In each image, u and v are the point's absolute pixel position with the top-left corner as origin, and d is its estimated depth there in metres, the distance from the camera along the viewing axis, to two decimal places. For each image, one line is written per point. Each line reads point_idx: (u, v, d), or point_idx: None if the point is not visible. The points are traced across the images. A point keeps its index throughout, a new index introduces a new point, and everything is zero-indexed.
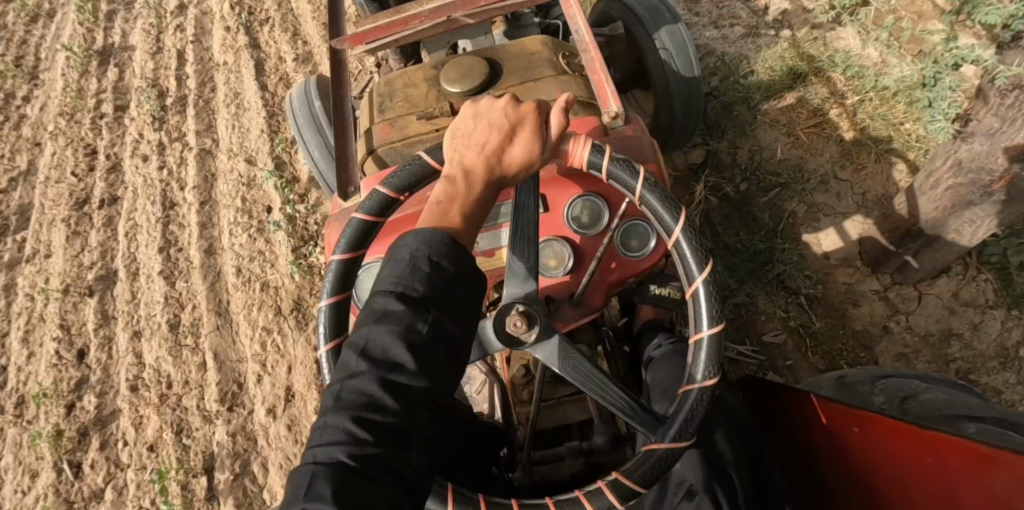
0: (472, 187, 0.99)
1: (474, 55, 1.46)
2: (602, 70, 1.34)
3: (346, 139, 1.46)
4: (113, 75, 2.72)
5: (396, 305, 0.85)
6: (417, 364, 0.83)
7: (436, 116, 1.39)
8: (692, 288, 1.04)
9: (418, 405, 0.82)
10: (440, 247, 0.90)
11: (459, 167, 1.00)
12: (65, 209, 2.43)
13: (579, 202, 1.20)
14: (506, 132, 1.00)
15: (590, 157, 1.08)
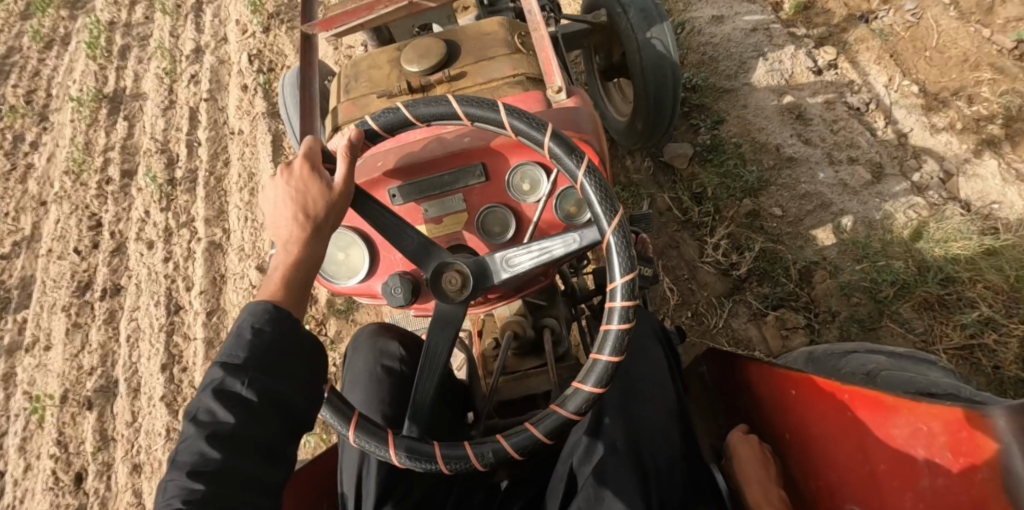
0: (291, 251, 1.06)
1: (432, 37, 1.53)
2: (550, 47, 1.38)
3: (313, 117, 1.49)
4: (123, 130, 2.79)
5: (218, 372, 0.92)
6: (241, 419, 0.89)
7: (394, 94, 1.47)
8: (606, 239, 1.08)
9: (250, 446, 0.89)
10: (263, 313, 0.98)
11: (277, 239, 1.08)
12: (66, 294, 2.49)
13: (518, 170, 1.25)
14: (299, 194, 1.07)
15: (504, 120, 1.11)
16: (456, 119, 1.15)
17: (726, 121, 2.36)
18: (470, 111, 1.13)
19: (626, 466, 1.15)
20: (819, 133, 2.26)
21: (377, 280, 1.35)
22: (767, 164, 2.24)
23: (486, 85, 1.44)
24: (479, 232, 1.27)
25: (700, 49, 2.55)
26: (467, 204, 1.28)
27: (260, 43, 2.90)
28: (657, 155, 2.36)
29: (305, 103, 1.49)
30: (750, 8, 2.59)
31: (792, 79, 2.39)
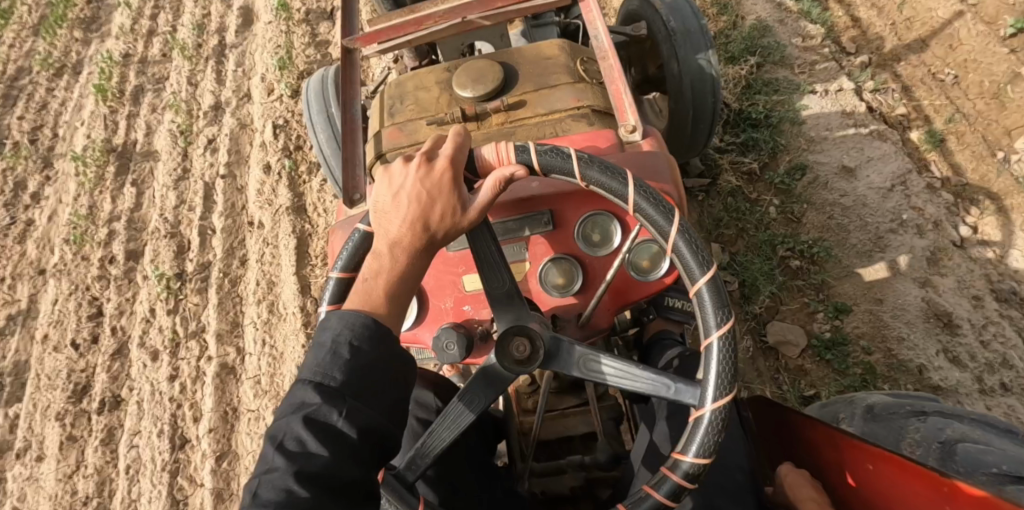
0: (397, 258, 0.95)
1: (487, 58, 1.41)
2: (621, 79, 1.29)
3: (355, 142, 1.37)
4: (131, 197, 2.52)
5: (312, 395, 0.83)
6: (335, 453, 0.80)
7: (446, 121, 1.34)
8: (698, 412, 0.96)
9: (340, 486, 0.79)
10: (365, 330, 0.88)
11: (382, 239, 0.96)
12: (61, 398, 2.16)
13: (590, 219, 1.13)
14: (423, 201, 0.95)
15: (672, 234, 0.96)
16: (621, 196, 0.98)
17: (853, 310, 1.92)
18: (641, 203, 0.97)
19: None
20: (969, 349, 1.81)
21: (425, 330, 1.22)
22: (906, 388, 1.79)
23: (548, 117, 1.33)
24: (542, 283, 1.15)
25: (824, 207, 2.08)
26: (530, 253, 1.17)
27: (287, 109, 2.62)
28: (759, 332, 1.94)
29: (348, 126, 1.40)
30: (884, 148, 2.14)
31: (934, 259, 1.96)
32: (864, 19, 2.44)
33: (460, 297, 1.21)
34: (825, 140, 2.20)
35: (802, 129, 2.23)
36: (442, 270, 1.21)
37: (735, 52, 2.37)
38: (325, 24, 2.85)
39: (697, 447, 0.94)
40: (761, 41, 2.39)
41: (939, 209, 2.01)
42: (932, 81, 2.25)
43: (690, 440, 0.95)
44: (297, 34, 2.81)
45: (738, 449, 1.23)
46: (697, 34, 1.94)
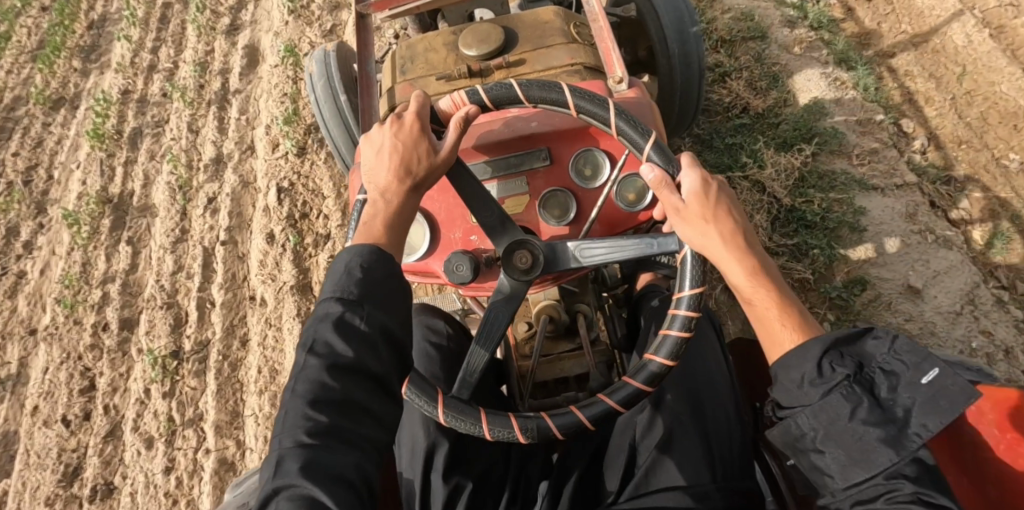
0: (388, 201, 1.09)
1: (490, 23, 1.57)
2: (610, 38, 1.44)
3: (371, 97, 1.54)
4: (125, 254, 2.39)
5: (335, 306, 0.95)
6: (359, 352, 0.92)
7: (454, 77, 1.49)
8: (681, 255, 1.12)
9: (365, 378, 0.92)
10: (372, 254, 1.01)
11: (374, 190, 1.10)
12: (49, 482, 2.04)
13: (582, 155, 1.30)
14: (402, 149, 1.10)
15: (612, 121, 1.15)
16: (603, 120, 1.15)
17: None
18: (620, 124, 1.14)
19: (689, 437, 1.17)
20: None
21: (436, 260, 1.37)
22: None
23: (545, 72, 1.48)
24: (539, 213, 1.30)
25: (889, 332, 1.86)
26: (530, 187, 1.32)
27: (292, 169, 2.43)
28: None
29: (363, 81, 1.55)
30: (950, 259, 1.94)
31: None
32: (919, 90, 2.25)
33: (467, 229, 1.36)
34: (888, 252, 1.98)
35: (863, 237, 2.00)
36: (453, 204, 1.36)
37: (790, 139, 2.14)
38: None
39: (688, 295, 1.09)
40: (819, 126, 2.17)
41: (1010, 332, 1.82)
42: (996, 169, 2.06)
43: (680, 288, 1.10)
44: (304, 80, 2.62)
45: (714, 367, 1.28)
46: (682, 10, 2.05)
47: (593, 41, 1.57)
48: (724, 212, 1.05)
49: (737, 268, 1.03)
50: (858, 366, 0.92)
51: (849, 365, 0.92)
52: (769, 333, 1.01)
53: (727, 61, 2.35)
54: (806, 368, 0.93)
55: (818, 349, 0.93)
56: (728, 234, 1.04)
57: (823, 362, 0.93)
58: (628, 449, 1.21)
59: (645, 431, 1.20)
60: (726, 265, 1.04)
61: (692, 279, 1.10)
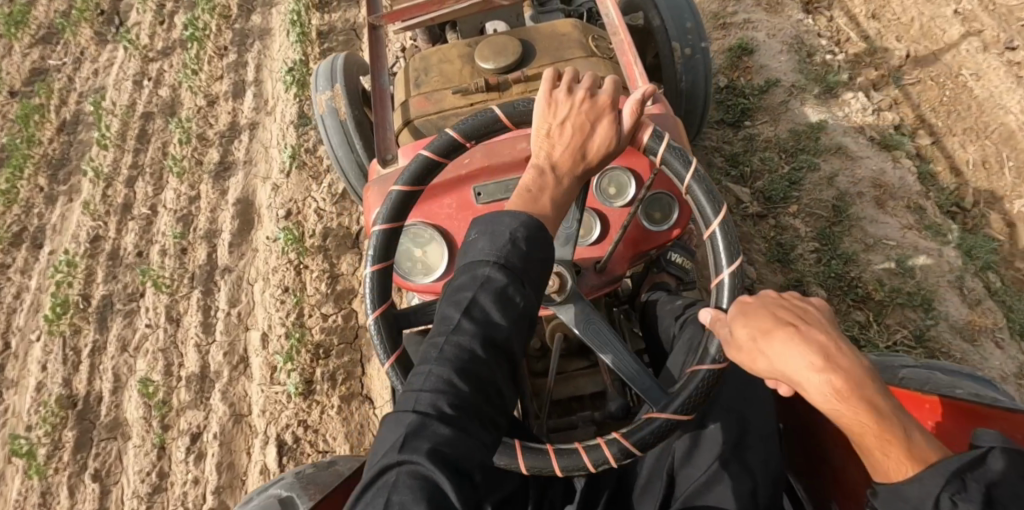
0: (557, 180, 1.00)
1: (507, 35, 1.53)
2: (631, 52, 1.40)
3: (385, 109, 1.48)
4: (94, 490, 1.99)
5: (497, 274, 0.90)
6: (512, 328, 0.89)
7: (470, 91, 1.45)
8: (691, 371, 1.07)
9: (511, 356, 0.89)
10: (535, 231, 0.93)
11: (545, 160, 1.01)
12: None
13: (606, 174, 1.27)
14: (586, 128, 1.01)
15: (713, 224, 1.06)
16: (680, 176, 1.08)
17: None
18: (695, 187, 1.07)
19: (731, 474, 1.09)
20: None
21: None
22: None
23: None
24: None
25: None
26: None
27: (296, 413, 2.01)
28: None
29: (377, 95, 1.51)
30: None
31: None
32: None
33: None
34: None
35: None
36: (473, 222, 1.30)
37: None
38: (348, 257, 2.27)
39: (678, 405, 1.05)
40: None
41: None
42: None
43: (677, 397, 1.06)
44: (310, 272, 2.24)
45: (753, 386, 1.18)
46: (686, 12, 2.05)
47: (611, 53, 1.53)
48: (794, 322, 0.89)
49: (825, 384, 0.84)
50: (987, 499, 0.77)
51: (973, 498, 0.78)
52: (882, 464, 0.85)
53: (877, 337, 1.87)
54: (925, 502, 0.81)
55: (937, 483, 0.80)
56: (801, 356, 0.85)
57: (941, 497, 0.79)
58: (668, 476, 1.15)
59: (684, 461, 1.13)
60: (808, 392, 0.85)
61: (716, 353, 1.06)
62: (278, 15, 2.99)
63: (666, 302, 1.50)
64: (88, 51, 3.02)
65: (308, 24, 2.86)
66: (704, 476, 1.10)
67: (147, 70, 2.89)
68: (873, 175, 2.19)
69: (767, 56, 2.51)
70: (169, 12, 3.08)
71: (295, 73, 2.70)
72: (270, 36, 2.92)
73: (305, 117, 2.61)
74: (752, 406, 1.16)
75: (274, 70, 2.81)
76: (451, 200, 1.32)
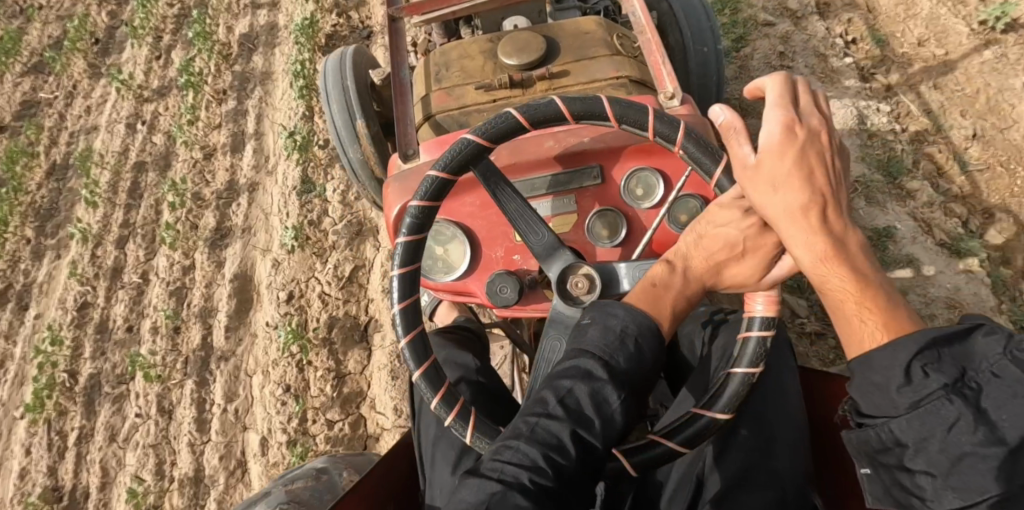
0: (683, 283, 1.04)
1: (531, 31, 1.50)
2: (659, 51, 1.39)
3: (406, 104, 1.46)
4: None
5: (600, 369, 0.92)
6: (606, 429, 0.90)
7: (493, 87, 1.43)
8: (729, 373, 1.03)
9: (599, 454, 0.90)
10: (649, 334, 0.97)
11: (680, 258, 1.06)
12: None
13: (635, 174, 1.24)
14: (736, 250, 1.00)
15: None
16: (707, 169, 1.06)
17: None
18: (724, 182, 1.05)
19: (761, 480, 1.07)
20: None
21: (476, 280, 1.28)
22: None
23: (589, 85, 1.43)
24: (589, 235, 1.24)
25: None
26: (579, 205, 1.26)
27: None
28: None
29: (397, 89, 1.50)
30: None
31: None
32: None
33: (510, 247, 1.27)
34: None
35: None
36: (496, 221, 1.27)
37: None
38: (355, 355, 2.04)
39: (724, 402, 1.01)
40: None
41: None
42: None
43: (719, 395, 1.02)
44: (313, 370, 2.01)
45: (785, 389, 1.17)
46: (699, 12, 2.03)
47: (637, 53, 1.51)
48: (814, 164, 0.88)
49: (810, 250, 0.88)
50: (959, 374, 0.78)
51: (948, 370, 0.79)
52: (852, 327, 0.88)
53: None
54: (895, 371, 0.82)
55: (911, 350, 0.81)
56: (804, 206, 0.88)
57: (913, 366, 0.80)
58: (696, 481, 1.11)
59: (715, 465, 1.11)
60: (797, 244, 0.89)
61: (751, 359, 1.02)
62: (281, 55, 2.73)
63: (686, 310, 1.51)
64: (80, 84, 2.87)
65: (312, 72, 2.59)
66: (729, 478, 1.08)
67: (142, 112, 2.71)
68: (947, 293, 1.81)
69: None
70: (166, 46, 2.88)
71: (297, 135, 2.45)
72: (273, 81, 2.67)
73: (309, 183, 2.36)
74: (784, 409, 1.15)
75: (276, 121, 2.57)
76: (475, 198, 1.29)
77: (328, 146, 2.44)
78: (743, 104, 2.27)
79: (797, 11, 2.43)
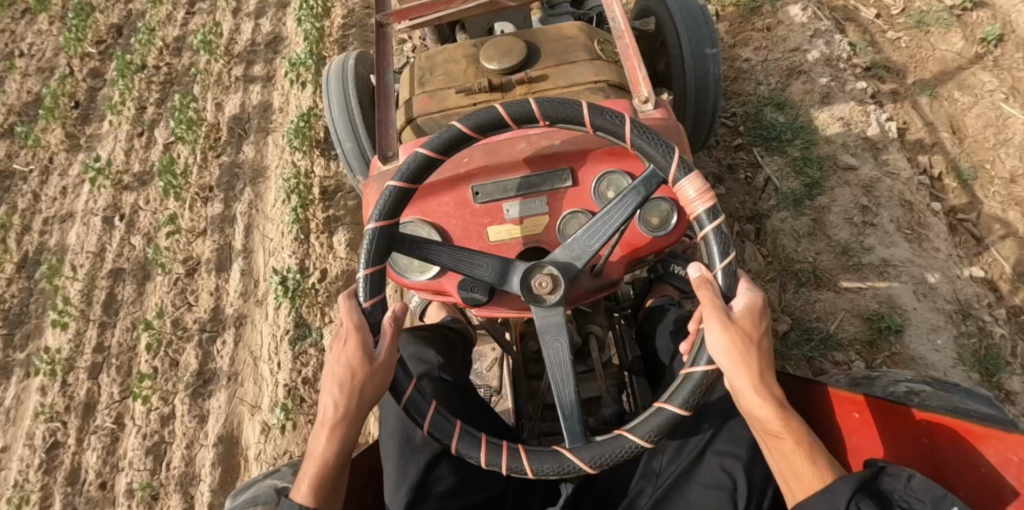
0: (324, 438, 1.11)
1: (512, 36, 1.53)
2: (636, 56, 1.40)
3: (388, 107, 1.49)
4: None
5: None
6: None
7: (474, 91, 1.45)
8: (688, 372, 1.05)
9: None
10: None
11: (318, 421, 1.12)
12: None
13: (605, 177, 1.25)
14: (340, 379, 1.09)
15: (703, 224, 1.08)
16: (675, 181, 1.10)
17: None
18: (689, 191, 1.08)
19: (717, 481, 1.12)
20: None
21: (450, 280, 1.30)
22: None
23: (569, 89, 1.45)
24: (559, 237, 1.25)
25: None
26: (551, 207, 1.27)
27: None
28: None
29: (381, 93, 1.51)
30: None
31: None
32: None
33: (483, 248, 1.29)
34: None
35: None
36: (469, 221, 1.29)
37: None
38: None
39: (682, 399, 1.03)
40: None
41: None
42: None
43: (676, 392, 1.04)
44: None
45: None
46: (694, 10, 2.06)
47: (617, 58, 1.53)
48: (745, 332, 1.02)
49: (761, 399, 1.01)
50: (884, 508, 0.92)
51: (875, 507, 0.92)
52: (794, 468, 0.99)
53: None
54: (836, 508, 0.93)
55: (848, 489, 0.93)
56: (750, 361, 1.01)
57: (850, 503, 0.92)
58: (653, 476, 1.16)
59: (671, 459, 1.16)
60: (751, 399, 1.01)
61: (710, 356, 1.04)
62: (274, 150, 2.59)
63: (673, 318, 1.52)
64: (56, 158, 2.72)
65: (310, 187, 2.44)
66: (682, 469, 1.15)
67: (120, 203, 2.55)
68: None
69: (915, 331, 1.86)
70: (149, 120, 2.75)
71: (289, 280, 2.24)
72: (263, 181, 2.53)
73: (304, 327, 2.18)
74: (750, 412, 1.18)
75: (266, 235, 2.41)
76: (450, 198, 1.31)
77: (324, 280, 2.26)
78: (819, 269, 2.01)
79: (876, 141, 2.19)
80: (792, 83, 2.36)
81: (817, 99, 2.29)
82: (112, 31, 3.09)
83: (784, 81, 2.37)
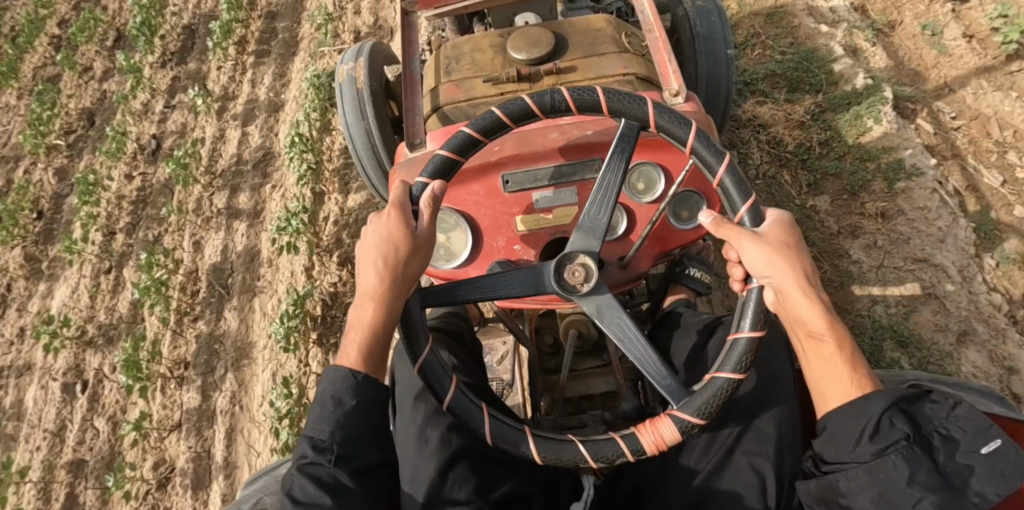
0: (366, 306, 1.08)
1: (541, 28, 1.52)
2: (666, 49, 1.40)
3: (415, 94, 1.49)
4: None
5: (309, 450, 1.04)
6: (337, 502, 1.01)
7: (501, 80, 1.45)
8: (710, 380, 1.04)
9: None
10: (343, 383, 1.06)
11: (360, 291, 1.10)
12: None
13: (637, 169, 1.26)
14: (387, 246, 1.09)
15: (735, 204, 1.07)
16: (712, 167, 1.09)
17: None
18: (726, 179, 1.08)
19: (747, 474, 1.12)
20: None
21: (475, 269, 1.29)
22: None
23: (596, 80, 1.44)
24: None
25: None
26: (580, 197, 1.28)
27: None
28: None
29: (407, 81, 1.51)
30: None
31: None
32: None
33: (511, 237, 1.29)
34: None
35: None
36: (499, 210, 1.29)
37: None
38: None
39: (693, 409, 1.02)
40: None
41: None
42: None
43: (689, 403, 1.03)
44: None
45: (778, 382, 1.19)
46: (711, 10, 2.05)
47: (645, 51, 1.53)
48: (794, 252, 1.03)
49: (812, 307, 0.99)
50: (917, 427, 0.89)
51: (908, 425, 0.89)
52: (837, 374, 0.96)
53: None
54: (868, 419, 0.90)
55: (884, 401, 0.90)
56: (802, 279, 1.01)
57: (882, 418, 0.90)
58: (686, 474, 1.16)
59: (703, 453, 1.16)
60: (792, 296, 1.00)
61: (753, 322, 1.04)
62: (261, 320, 2.27)
63: (689, 316, 1.44)
64: (16, 282, 2.56)
65: (300, 408, 2.04)
66: (714, 463, 1.15)
67: (84, 365, 2.31)
68: None
69: None
70: (119, 254, 2.53)
71: None
72: (247, 362, 2.20)
73: None
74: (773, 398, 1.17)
75: (252, 445, 2.06)
76: (478, 187, 1.30)
77: None
78: None
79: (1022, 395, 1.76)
80: (920, 309, 1.91)
81: (953, 338, 1.85)
82: (82, 118, 2.98)
83: (908, 304, 1.92)
